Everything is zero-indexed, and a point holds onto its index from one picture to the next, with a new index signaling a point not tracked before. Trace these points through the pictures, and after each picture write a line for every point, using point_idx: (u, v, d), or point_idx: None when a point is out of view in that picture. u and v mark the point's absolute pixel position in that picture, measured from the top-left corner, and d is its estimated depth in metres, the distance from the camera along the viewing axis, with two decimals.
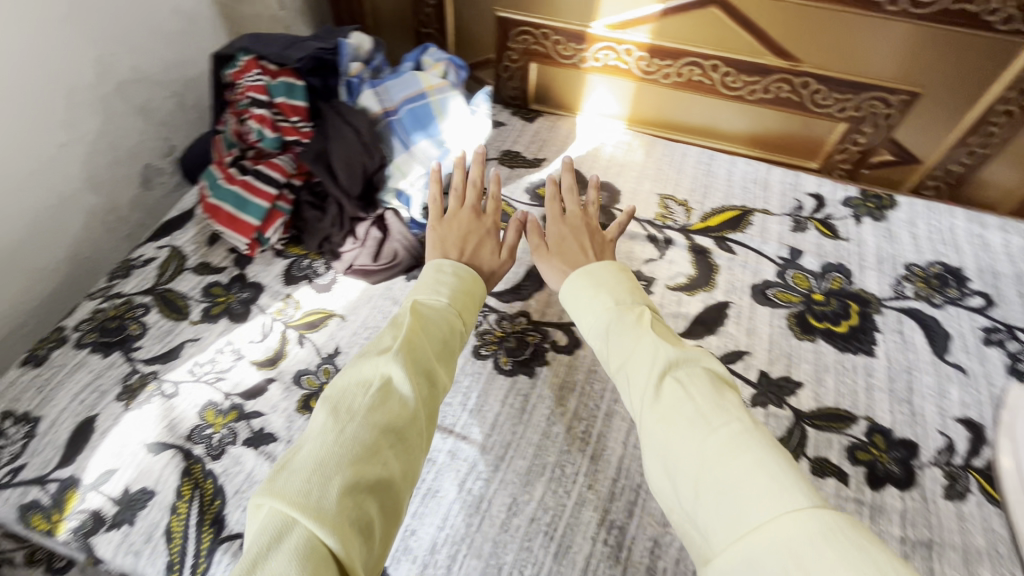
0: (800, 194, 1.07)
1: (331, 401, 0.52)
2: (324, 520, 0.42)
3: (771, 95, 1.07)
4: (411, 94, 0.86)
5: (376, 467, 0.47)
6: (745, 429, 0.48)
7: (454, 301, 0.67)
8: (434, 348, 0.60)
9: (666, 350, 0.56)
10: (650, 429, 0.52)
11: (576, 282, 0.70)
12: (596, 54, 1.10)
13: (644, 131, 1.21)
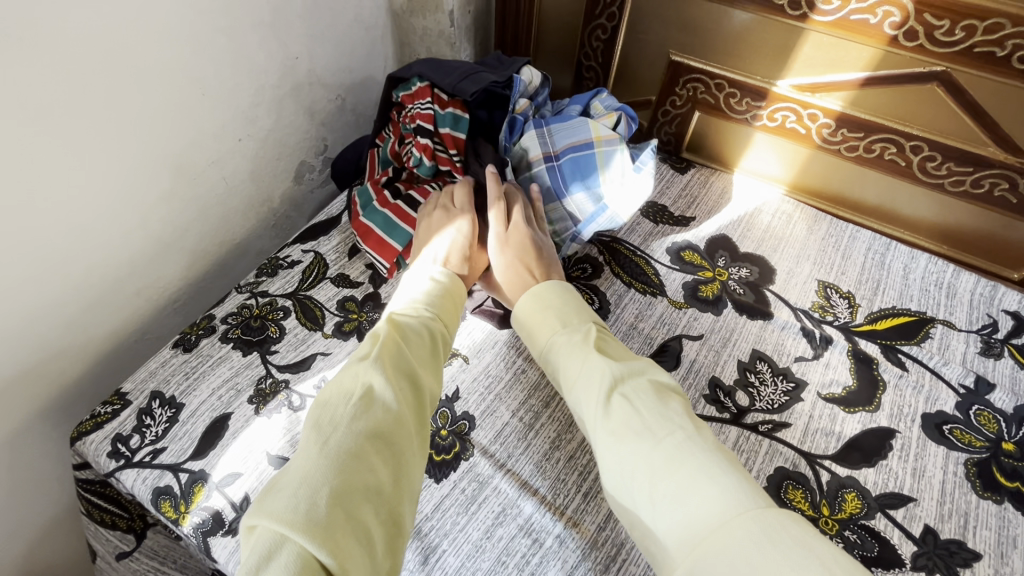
0: (995, 309, 0.91)
1: (309, 420, 0.57)
2: (314, 534, 0.47)
3: (980, 190, 0.91)
4: (577, 144, 0.85)
5: (361, 475, 0.53)
6: (687, 440, 0.56)
7: (434, 307, 0.73)
8: (413, 352, 0.67)
9: (611, 370, 0.63)
10: (610, 458, 0.58)
11: (531, 299, 0.75)
12: (773, 113, 1.01)
13: (806, 202, 1.09)
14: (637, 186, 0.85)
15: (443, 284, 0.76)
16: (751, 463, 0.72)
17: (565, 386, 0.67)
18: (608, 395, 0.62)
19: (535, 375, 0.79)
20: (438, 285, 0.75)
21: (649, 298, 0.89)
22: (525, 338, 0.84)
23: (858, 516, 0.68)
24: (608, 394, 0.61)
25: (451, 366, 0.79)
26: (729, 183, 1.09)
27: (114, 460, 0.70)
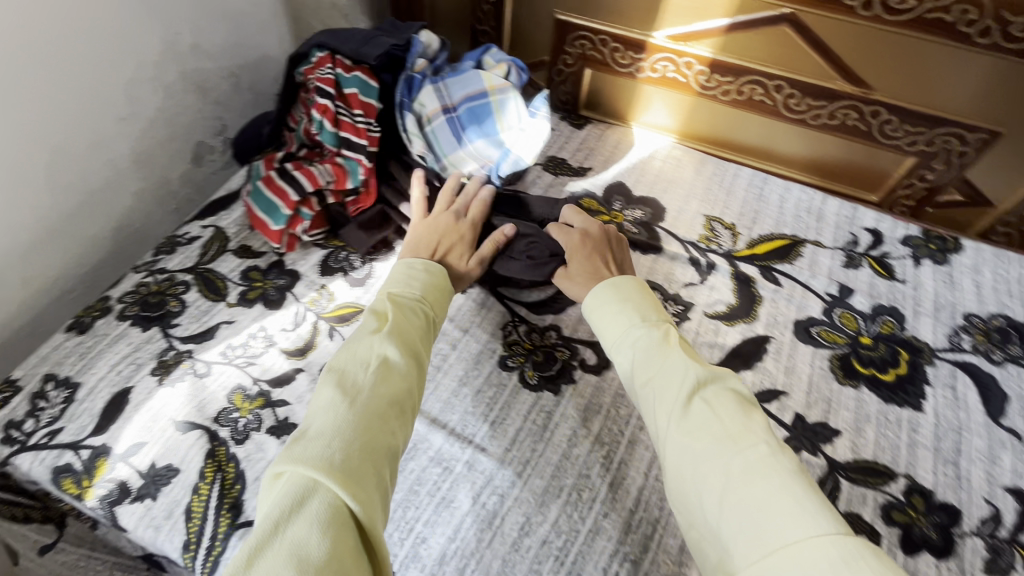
0: (856, 227, 1.01)
1: (328, 383, 0.60)
2: (347, 487, 0.50)
3: (836, 121, 1.01)
4: (472, 93, 0.90)
5: (384, 435, 0.56)
6: (771, 455, 0.53)
7: (440, 293, 0.74)
8: (422, 331, 0.69)
9: (693, 375, 0.60)
10: (679, 446, 0.56)
11: (606, 293, 0.74)
12: (654, 64, 1.07)
13: (696, 147, 1.17)
14: (536, 128, 0.90)
15: (436, 273, 0.75)
16: None
17: (637, 380, 0.65)
18: (684, 393, 0.59)
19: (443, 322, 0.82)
20: (436, 274, 0.75)
21: None
22: None
23: None
24: (684, 395, 0.59)
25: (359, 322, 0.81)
26: (625, 134, 1.16)
27: (7, 446, 0.68)
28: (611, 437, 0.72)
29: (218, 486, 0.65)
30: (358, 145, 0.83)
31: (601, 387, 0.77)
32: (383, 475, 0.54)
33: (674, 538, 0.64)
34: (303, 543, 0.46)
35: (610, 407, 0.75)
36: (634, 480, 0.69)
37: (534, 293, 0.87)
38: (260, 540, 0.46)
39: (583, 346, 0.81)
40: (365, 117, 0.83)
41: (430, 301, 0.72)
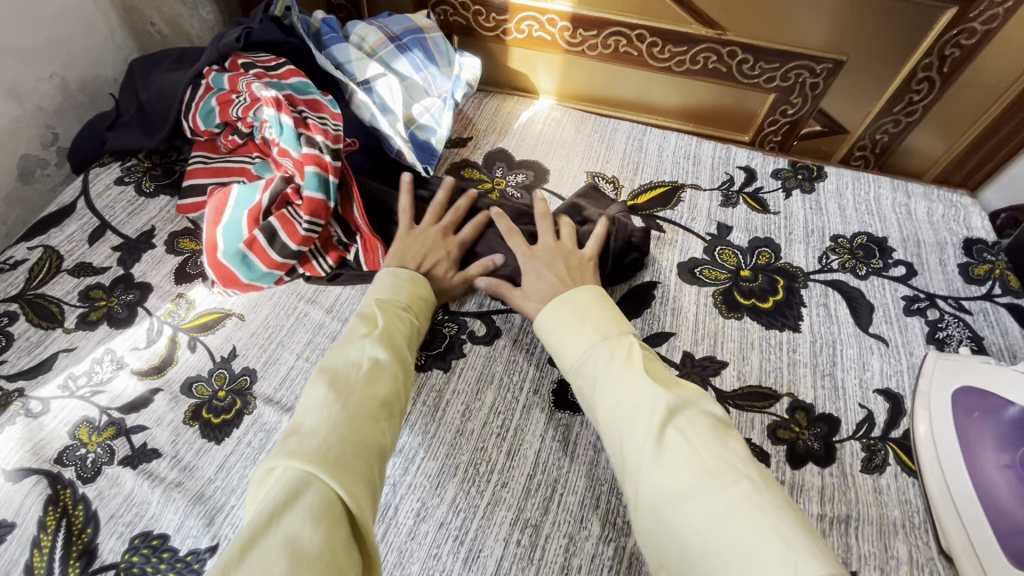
0: (730, 167, 1.05)
1: (319, 380, 0.54)
2: (340, 477, 0.45)
3: (699, 66, 1.04)
4: (409, 29, 0.94)
5: (376, 436, 0.51)
6: (754, 492, 0.47)
7: (422, 305, 0.71)
8: (408, 335, 0.65)
9: (663, 404, 0.54)
10: (654, 482, 0.50)
11: (562, 313, 0.67)
12: (519, 24, 1.05)
13: (576, 107, 1.17)
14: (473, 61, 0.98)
15: (422, 286, 0.72)
16: (535, 342, 0.76)
17: (602, 410, 0.58)
18: (656, 425, 0.52)
19: (321, 315, 0.77)
20: (423, 288, 0.72)
21: None
22: (306, 283, 0.79)
23: None
24: (654, 424, 0.53)
25: (225, 328, 0.74)
26: (503, 100, 1.13)
27: None
28: (506, 406, 0.70)
29: (64, 533, 0.57)
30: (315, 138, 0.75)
31: (492, 357, 0.75)
32: (376, 477, 0.49)
33: (574, 495, 0.64)
34: (296, 537, 0.40)
35: (502, 375, 0.73)
36: (531, 444, 0.67)
37: None
38: (248, 533, 0.40)
39: (472, 318, 0.78)
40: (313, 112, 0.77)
41: (411, 313, 0.68)
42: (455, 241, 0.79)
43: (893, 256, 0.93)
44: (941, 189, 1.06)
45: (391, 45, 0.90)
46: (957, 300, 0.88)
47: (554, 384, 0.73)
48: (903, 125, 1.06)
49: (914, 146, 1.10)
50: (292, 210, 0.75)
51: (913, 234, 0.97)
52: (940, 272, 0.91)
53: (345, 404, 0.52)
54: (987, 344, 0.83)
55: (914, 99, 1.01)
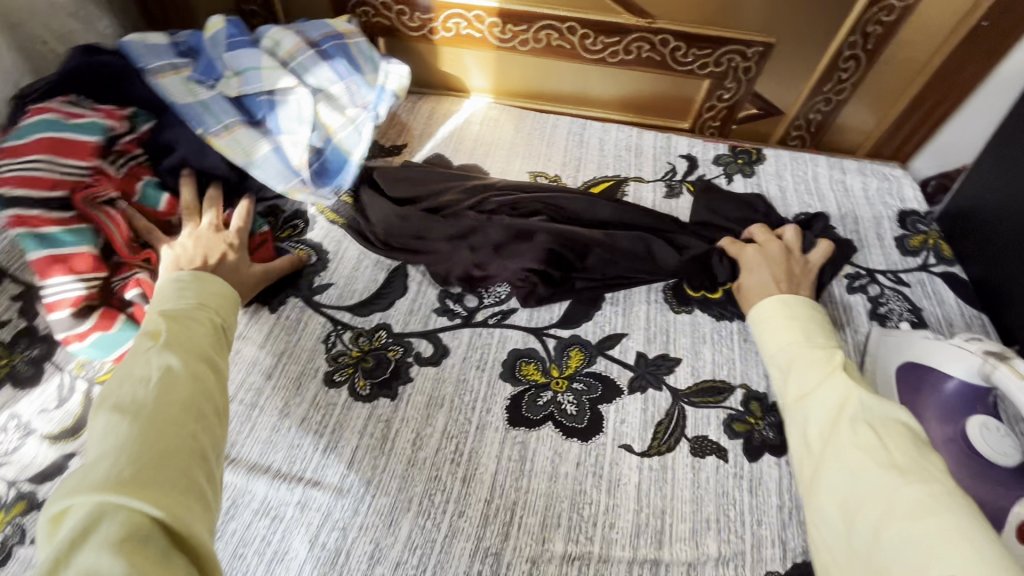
0: (672, 156, 1.04)
1: (102, 408, 0.48)
2: (137, 496, 0.41)
3: (633, 56, 1.02)
4: (329, 35, 0.88)
5: (181, 439, 0.46)
6: (946, 494, 0.47)
7: (216, 296, 0.62)
8: (209, 333, 0.58)
9: (855, 398, 0.56)
10: (842, 465, 0.52)
11: (772, 313, 0.69)
12: (446, 22, 1.01)
13: (513, 104, 1.14)
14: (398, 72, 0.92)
15: (213, 283, 0.62)
16: (485, 358, 0.74)
17: (789, 399, 0.61)
18: (845, 418, 0.55)
19: (253, 351, 0.72)
20: (214, 284, 0.63)
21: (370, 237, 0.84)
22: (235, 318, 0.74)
23: (582, 367, 0.74)
24: (837, 418, 0.55)
25: None
26: (437, 102, 1.08)
27: None
28: (458, 429, 0.67)
29: None
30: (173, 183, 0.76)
31: (441, 378, 0.72)
32: (191, 485, 0.45)
33: (534, 515, 0.62)
34: (92, 572, 0.36)
35: (453, 397, 0.70)
36: (487, 467, 0.65)
37: (354, 297, 0.78)
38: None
39: (417, 339, 0.75)
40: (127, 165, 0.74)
41: (209, 309, 0.60)
42: (235, 233, 0.72)
43: (833, 235, 0.94)
44: (874, 163, 1.09)
45: (310, 52, 0.84)
46: (896, 274, 0.90)
47: (507, 401, 0.70)
48: (834, 103, 1.07)
49: (846, 123, 1.12)
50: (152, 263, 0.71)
51: (851, 210, 0.98)
52: (879, 247, 0.93)
53: (138, 422, 0.46)
54: (926, 315, 0.85)
55: (843, 78, 1.03)
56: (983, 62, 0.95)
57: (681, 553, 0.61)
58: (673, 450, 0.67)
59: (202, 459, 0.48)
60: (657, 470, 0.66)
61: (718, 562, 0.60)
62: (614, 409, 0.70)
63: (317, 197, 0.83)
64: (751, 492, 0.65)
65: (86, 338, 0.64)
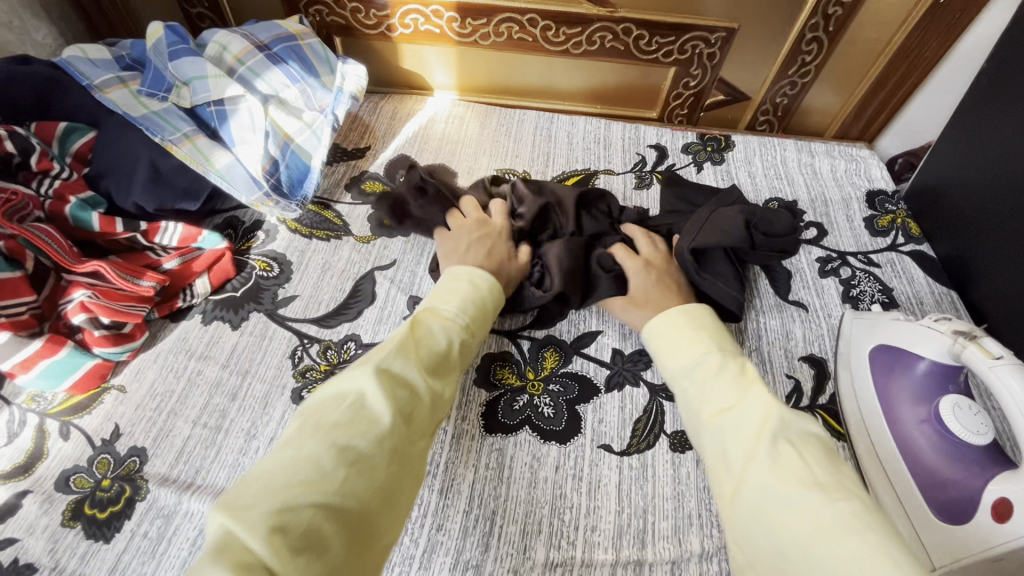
0: (641, 147, 1.03)
1: (314, 430, 0.47)
2: (254, 526, 0.39)
3: (597, 46, 1.01)
4: (279, 37, 0.85)
5: (364, 463, 0.46)
6: (866, 513, 0.45)
7: (485, 302, 0.66)
8: (447, 348, 0.59)
9: (774, 414, 0.52)
10: (758, 482, 0.49)
11: (675, 322, 0.66)
12: (403, 18, 0.98)
13: (478, 100, 1.12)
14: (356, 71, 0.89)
15: (481, 287, 0.67)
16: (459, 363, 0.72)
17: (703, 414, 0.57)
18: (766, 435, 0.51)
19: (216, 371, 0.68)
20: (480, 288, 0.66)
21: (334, 243, 0.81)
22: (195, 336, 0.71)
23: (558, 368, 0.72)
24: (759, 434, 0.51)
25: (103, 406, 0.65)
26: (400, 101, 1.05)
27: None
28: (433, 439, 0.66)
29: None
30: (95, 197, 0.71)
31: None
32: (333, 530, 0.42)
33: (514, 524, 0.60)
34: None
35: None
36: (464, 477, 0.63)
37: (320, 308, 0.74)
38: None
39: None
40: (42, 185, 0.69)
41: (470, 322, 0.63)
42: None
43: (804, 219, 0.94)
44: (841, 145, 1.09)
45: (259, 55, 0.81)
46: (866, 255, 0.90)
47: (483, 407, 0.69)
48: (799, 86, 1.07)
49: (812, 105, 1.12)
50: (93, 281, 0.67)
51: (820, 193, 0.98)
52: (849, 229, 0.93)
53: (352, 450, 0.45)
54: (897, 295, 0.85)
55: (806, 61, 1.02)
56: (942, 40, 0.95)
57: (664, 552, 0.60)
58: (653, 447, 0.67)
59: (387, 497, 0.47)
60: (637, 468, 0.65)
61: (702, 558, 0.60)
62: (591, 409, 0.69)
63: (282, 209, 0.79)
64: None
65: (31, 369, 0.60)
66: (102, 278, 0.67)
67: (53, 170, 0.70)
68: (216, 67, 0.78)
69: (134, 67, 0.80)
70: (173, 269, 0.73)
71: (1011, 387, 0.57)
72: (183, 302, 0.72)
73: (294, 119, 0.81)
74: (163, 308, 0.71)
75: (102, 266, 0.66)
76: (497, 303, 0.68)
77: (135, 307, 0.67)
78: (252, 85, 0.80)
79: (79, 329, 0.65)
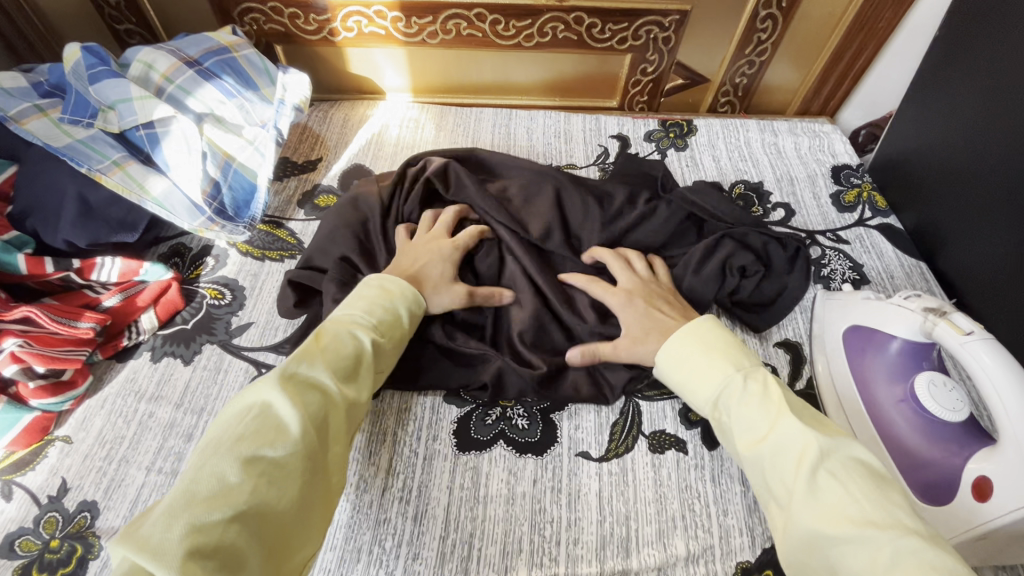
0: (603, 138, 1.00)
1: (218, 449, 0.44)
2: (157, 555, 0.37)
3: (549, 38, 0.98)
4: (210, 50, 0.80)
5: (276, 481, 0.43)
6: (929, 548, 0.40)
7: (399, 310, 0.62)
8: (359, 351, 0.55)
9: (815, 443, 0.47)
10: (804, 523, 0.45)
11: (687, 347, 0.59)
12: (345, 22, 0.94)
13: (433, 101, 1.08)
14: (298, 81, 0.86)
15: (392, 292, 0.62)
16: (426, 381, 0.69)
17: (738, 444, 0.52)
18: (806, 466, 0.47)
19: (169, 412, 0.64)
20: (391, 293, 0.62)
21: (288, 264, 0.77)
22: (144, 375, 0.66)
23: None
24: (798, 468, 0.47)
25: (47, 461, 0.60)
26: (351, 107, 1.01)
27: None
28: (404, 463, 0.63)
29: None
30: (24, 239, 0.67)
31: (382, 410, 0.67)
32: (250, 546, 0.40)
33: (494, 545, 0.58)
34: None
35: (395, 429, 0.65)
36: (439, 500, 0.61)
37: (276, 333, 0.70)
38: None
39: None
40: None
41: (380, 325, 0.59)
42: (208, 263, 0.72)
43: (771, 200, 0.93)
44: (803, 121, 1.08)
45: (189, 72, 0.76)
46: (835, 233, 0.89)
47: (454, 424, 0.66)
48: (757, 65, 1.06)
49: (773, 83, 1.11)
50: (26, 329, 0.62)
51: (786, 172, 0.97)
52: (816, 207, 0.92)
53: (267, 466, 0.44)
54: (867, 271, 0.84)
55: (762, 38, 1.01)
56: (895, 9, 0.94)
57: (650, 559, 0.58)
58: (632, 450, 0.65)
59: (304, 509, 0.45)
60: (617, 474, 0.63)
61: (688, 562, 0.58)
62: (567, 416, 0.67)
63: (229, 233, 0.76)
64: (714, 482, 0.63)
65: None
66: (35, 324, 0.63)
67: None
68: (142, 88, 0.72)
69: (53, 94, 0.74)
70: (115, 306, 0.68)
71: (983, 363, 0.56)
72: (128, 341, 0.68)
73: (235, 137, 0.77)
74: (106, 349, 0.67)
75: (33, 311, 0.62)
76: (415, 310, 0.63)
77: (74, 351, 0.63)
78: (184, 105, 0.75)
79: (12, 382, 0.60)
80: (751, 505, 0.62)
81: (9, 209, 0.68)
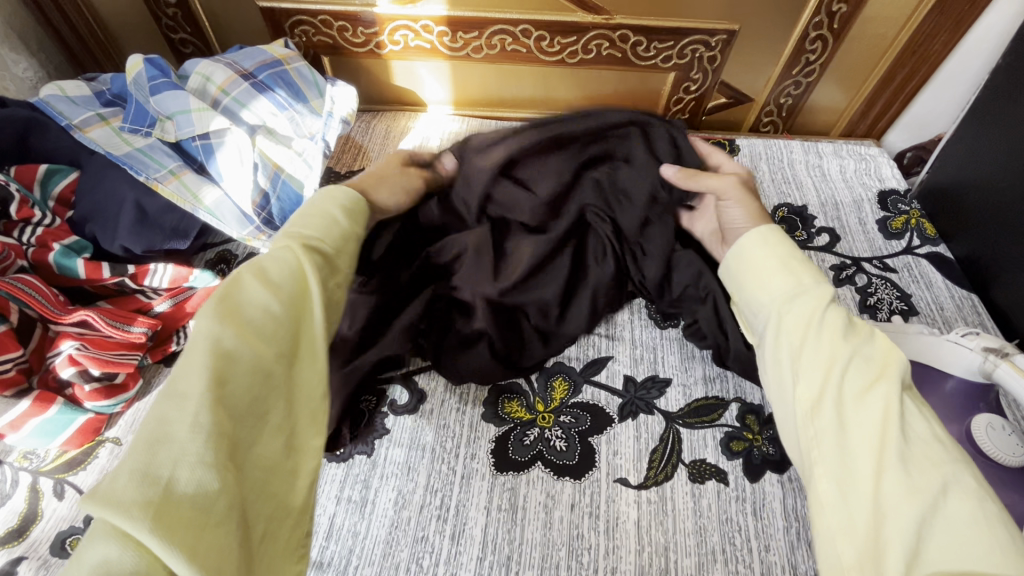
0: None
1: (165, 395, 0.40)
2: (126, 506, 0.35)
3: (593, 55, 0.98)
4: (264, 62, 0.82)
5: (239, 401, 0.42)
6: (979, 477, 0.45)
7: (336, 222, 0.59)
8: (301, 261, 0.52)
9: (902, 361, 0.51)
10: (885, 415, 0.47)
11: (780, 256, 0.61)
12: (392, 35, 0.95)
13: (473, 114, 1.09)
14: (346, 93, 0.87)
15: (323, 212, 0.59)
16: (464, 399, 0.69)
17: (811, 339, 0.53)
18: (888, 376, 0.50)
19: None
20: (325, 215, 0.59)
21: None
22: None
23: (567, 399, 0.69)
24: (880, 376, 0.50)
25: (98, 461, 0.62)
26: (393, 119, 1.02)
27: None
28: (442, 481, 0.63)
29: None
30: (84, 243, 0.69)
31: (419, 426, 0.67)
32: (225, 473, 0.39)
33: (531, 569, 0.58)
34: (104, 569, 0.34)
35: (434, 446, 0.66)
36: (476, 520, 0.60)
37: None
38: None
39: (390, 385, 0.71)
40: (40, 234, 0.67)
41: (318, 241, 0.55)
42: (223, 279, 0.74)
43: (815, 225, 0.91)
44: (849, 144, 1.06)
45: (244, 84, 0.78)
46: (881, 261, 0.87)
47: (492, 444, 0.66)
48: (804, 85, 1.04)
49: (818, 104, 1.09)
50: (87, 333, 0.64)
51: (831, 197, 0.95)
52: (863, 233, 0.90)
53: (222, 391, 0.41)
54: (916, 301, 0.82)
55: (811, 59, 0.99)
56: (952, 33, 0.92)
57: None
58: (671, 479, 0.64)
59: (269, 423, 0.45)
60: (656, 502, 0.62)
61: None
62: (605, 440, 0.67)
63: None
64: (755, 516, 0.61)
65: (19, 429, 0.58)
66: (90, 327, 0.64)
67: (34, 218, 0.67)
68: (199, 100, 0.75)
69: (115, 104, 0.77)
70: (166, 311, 0.70)
71: None
72: (177, 345, 0.70)
73: (286, 146, 0.79)
74: (156, 354, 0.69)
75: (90, 315, 0.64)
76: (351, 224, 0.61)
77: (127, 355, 0.64)
78: (237, 116, 0.77)
79: (69, 384, 0.62)
80: (795, 544, 0.59)
81: (70, 214, 0.71)
